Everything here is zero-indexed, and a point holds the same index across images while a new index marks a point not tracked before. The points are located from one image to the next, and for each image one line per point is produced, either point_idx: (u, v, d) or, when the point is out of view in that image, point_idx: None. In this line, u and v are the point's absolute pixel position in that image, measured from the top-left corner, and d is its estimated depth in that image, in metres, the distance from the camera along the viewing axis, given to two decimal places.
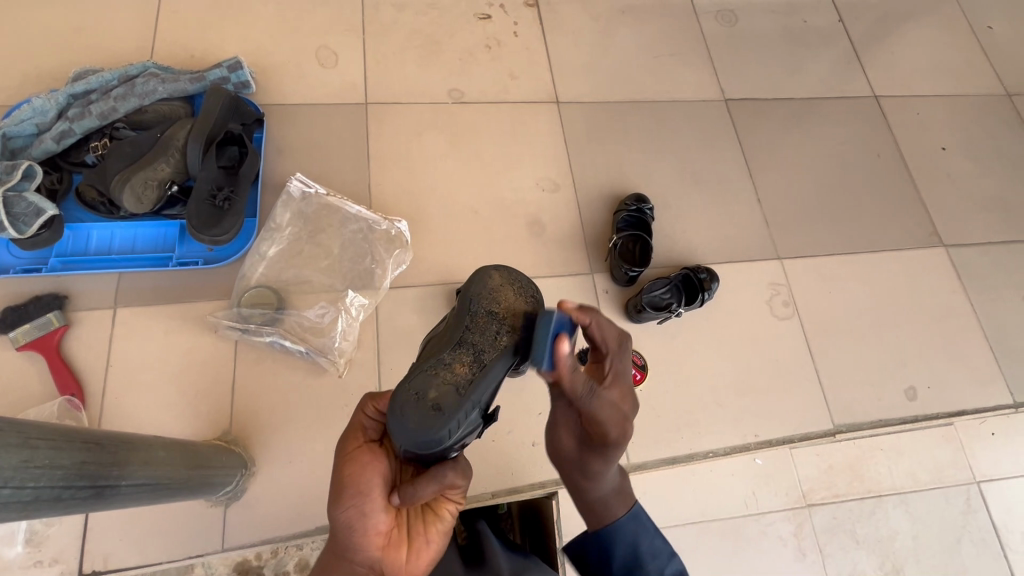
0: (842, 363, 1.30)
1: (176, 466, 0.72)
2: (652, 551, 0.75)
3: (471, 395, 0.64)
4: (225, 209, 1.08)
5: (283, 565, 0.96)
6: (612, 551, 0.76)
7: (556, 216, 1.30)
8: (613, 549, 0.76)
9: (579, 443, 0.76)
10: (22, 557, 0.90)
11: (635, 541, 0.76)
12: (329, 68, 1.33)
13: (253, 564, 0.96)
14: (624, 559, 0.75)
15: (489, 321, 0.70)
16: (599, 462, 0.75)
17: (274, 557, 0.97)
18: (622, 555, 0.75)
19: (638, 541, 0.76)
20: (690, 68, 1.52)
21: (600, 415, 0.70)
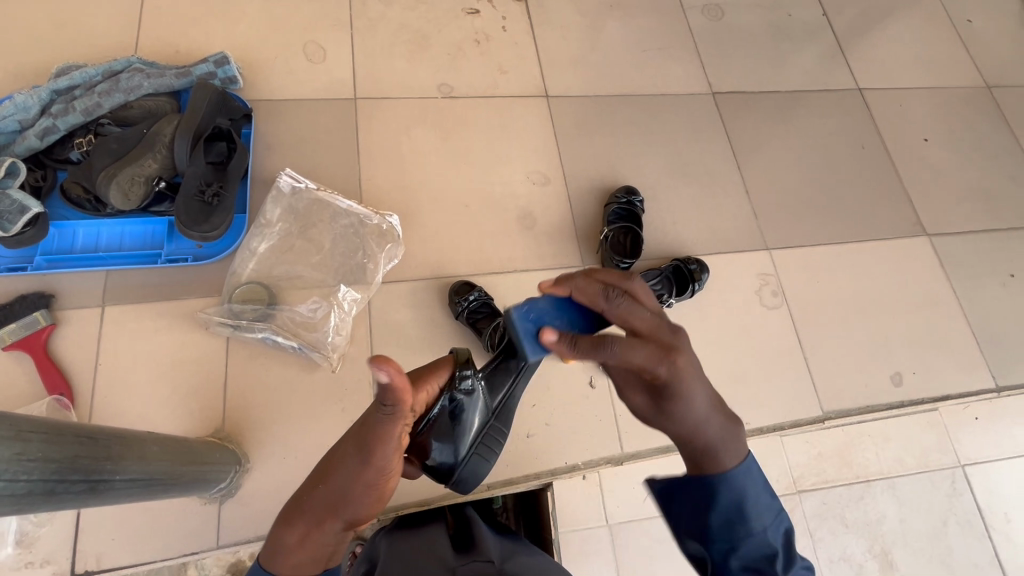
0: (830, 351, 1.32)
1: (169, 461, 0.72)
2: (759, 507, 0.56)
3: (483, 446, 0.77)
4: (214, 205, 1.07)
5: None
6: (712, 504, 0.56)
7: (547, 209, 1.31)
8: (716, 498, 0.56)
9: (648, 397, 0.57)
10: (12, 559, 0.89)
11: (740, 494, 0.56)
12: (317, 64, 1.33)
13: (245, 564, 0.99)
14: (726, 511, 0.56)
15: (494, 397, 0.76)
16: (673, 404, 0.55)
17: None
18: (726, 508, 0.56)
19: (748, 500, 0.56)
20: (678, 62, 1.53)
21: (633, 359, 0.53)
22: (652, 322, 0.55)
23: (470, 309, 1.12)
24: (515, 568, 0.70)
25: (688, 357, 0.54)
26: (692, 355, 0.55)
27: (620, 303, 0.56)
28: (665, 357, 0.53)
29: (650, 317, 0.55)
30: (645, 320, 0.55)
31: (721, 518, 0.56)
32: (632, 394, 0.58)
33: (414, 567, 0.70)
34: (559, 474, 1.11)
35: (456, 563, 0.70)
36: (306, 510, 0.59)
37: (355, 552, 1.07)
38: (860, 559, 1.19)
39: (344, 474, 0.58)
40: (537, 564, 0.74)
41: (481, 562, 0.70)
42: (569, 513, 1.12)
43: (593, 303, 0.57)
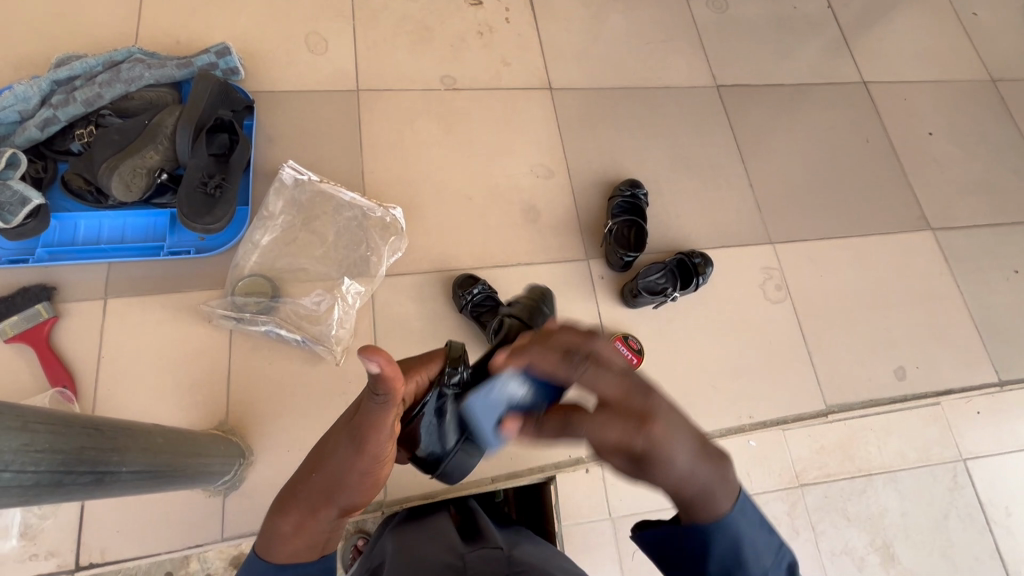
0: (833, 344, 1.32)
1: (174, 453, 0.71)
2: (755, 548, 0.55)
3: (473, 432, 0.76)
4: (216, 197, 1.06)
5: None
6: (708, 552, 0.55)
7: (550, 202, 1.30)
8: (711, 546, 0.55)
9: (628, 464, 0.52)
10: (17, 550, 0.89)
11: (736, 538, 0.54)
12: (319, 55, 1.31)
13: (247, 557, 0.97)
14: (723, 559, 0.54)
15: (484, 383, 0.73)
16: (652, 472, 0.51)
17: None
18: (723, 558, 0.54)
19: (745, 545, 0.55)
20: (682, 54, 1.52)
21: (609, 436, 0.51)
22: (620, 386, 0.51)
23: (474, 303, 1.12)
24: (522, 555, 0.70)
25: (659, 429, 0.50)
26: (665, 425, 0.50)
27: (586, 370, 0.52)
28: (629, 429, 0.50)
29: (617, 382, 0.51)
30: (611, 386, 0.51)
31: (718, 564, 0.54)
32: (611, 460, 0.53)
33: (421, 556, 0.70)
34: (564, 466, 1.13)
35: (464, 550, 0.70)
36: (299, 496, 0.59)
37: (357, 546, 1.05)
38: (862, 553, 1.20)
39: (340, 465, 0.58)
40: (544, 553, 0.73)
41: (489, 550, 0.70)
42: (573, 506, 1.12)
43: (556, 373, 0.52)
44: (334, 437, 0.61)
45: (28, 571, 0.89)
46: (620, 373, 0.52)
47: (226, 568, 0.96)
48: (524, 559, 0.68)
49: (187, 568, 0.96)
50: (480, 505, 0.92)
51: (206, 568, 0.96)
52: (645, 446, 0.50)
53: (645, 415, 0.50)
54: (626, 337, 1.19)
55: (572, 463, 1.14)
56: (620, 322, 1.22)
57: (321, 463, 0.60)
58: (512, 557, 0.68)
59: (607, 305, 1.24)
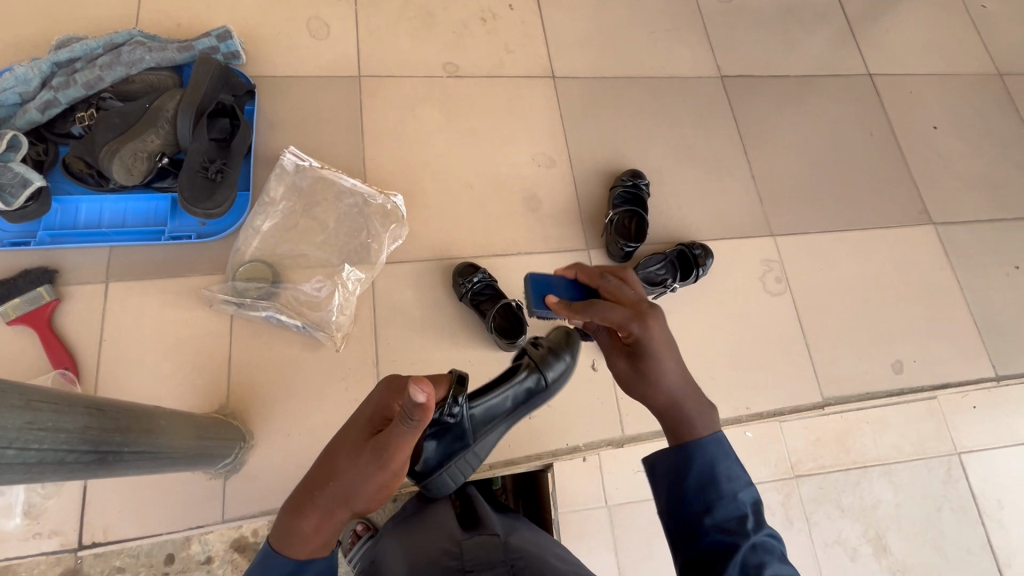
0: (832, 338, 1.32)
1: (176, 435, 0.72)
2: (732, 472, 0.58)
3: (462, 463, 0.87)
4: (218, 181, 1.06)
5: None
6: (687, 468, 0.59)
7: (552, 191, 1.30)
8: (690, 465, 0.59)
9: (628, 365, 0.69)
10: (21, 529, 0.90)
11: (714, 459, 0.59)
12: (321, 40, 1.31)
13: (249, 540, 0.99)
14: (699, 476, 0.58)
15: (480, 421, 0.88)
16: (633, 378, 0.68)
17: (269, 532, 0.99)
18: (700, 473, 0.58)
19: (722, 469, 0.58)
20: (686, 43, 1.51)
21: (612, 320, 0.67)
22: (635, 299, 0.70)
23: (474, 291, 1.12)
24: (519, 541, 0.71)
25: (655, 331, 0.66)
26: (662, 333, 0.66)
27: (614, 283, 0.71)
28: (633, 321, 0.66)
29: (633, 296, 0.70)
30: (630, 296, 0.70)
31: (696, 481, 0.58)
32: (619, 361, 0.70)
33: (420, 543, 0.71)
34: (561, 455, 1.13)
35: (462, 536, 0.71)
36: (313, 505, 0.59)
37: (356, 530, 1.08)
38: (855, 543, 1.21)
39: (357, 477, 0.59)
40: (540, 540, 0.74)
41: (486, 536, 0.71)
42: (569, 493, 1.13)
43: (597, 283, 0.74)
44: (347, 449, 0.60)
45: (32, 549, 0.90)
46: (640, 294, 0.71)
47: (227, 550, 0.99)
48: (521, 546, 0.69)
49: (188, 549, 0.97)
50: (478, 492, 0.93)
51: (208, 549, 0.98)
52: (641, 338, 0.66)
53: (649, 318, 0.66)
54: None
55: (569, 451, 1.14)
56: None
57: (335, 474, 0.60)
58: (508, 544, 0.69)
59: None
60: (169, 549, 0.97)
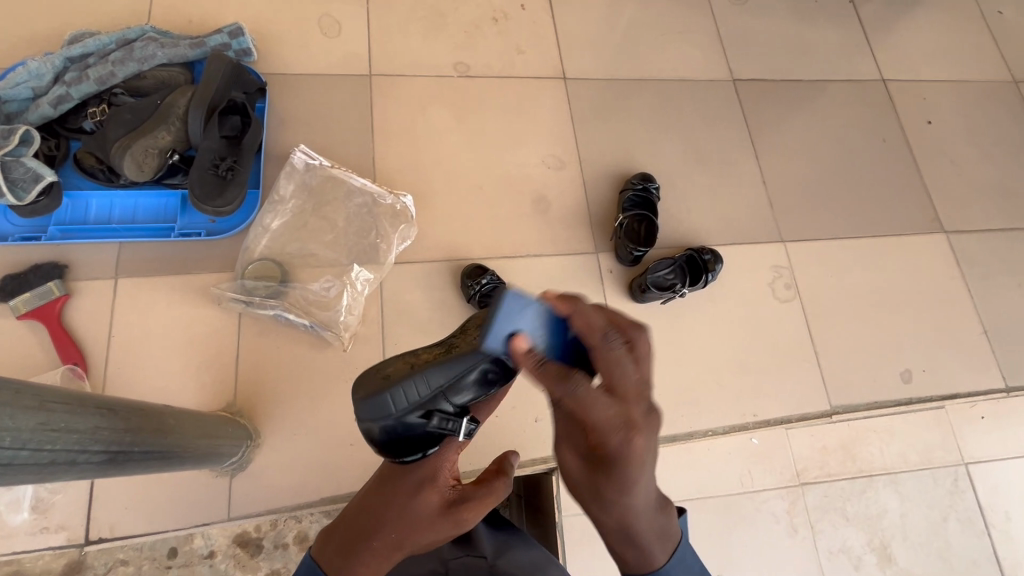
0: (841, 346, 1.31)
1: (185, 434, 0.73)
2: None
3: (466, 359, 0.61)
4: (228, 179, 1.06)
5: (283, 536, 0.97)
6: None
7: (561, 194, 1.29)
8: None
9: (585, 466, 0.58)
10: (28, 523, 0.91)
11: None
12: (332, 38, 1.30)
13: (251, 536, 0.97)
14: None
15: (470, 329, 0.66)
16: (632, 464, 0.55)
17: (273, 529, 0.98)
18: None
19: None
20: (698, 46, 1.50)
21: (602, 411, 0.54)
22: (630, 387, 0.55)
23: (482, 293, 1.11)
24: (506, 564, 0.70)
25: (638, 445, 0.55)
26: (643, 446, 0.55)
27: (586, 393, 0.53)
28: (634, 433, 0.54)
29: (636, 385, 0.55)
30: (631, 383, 0.55)
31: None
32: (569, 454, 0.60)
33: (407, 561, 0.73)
34: None
35: (449, 555, 0.72)
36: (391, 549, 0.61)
37: None
38: (859, 552, 1.20)
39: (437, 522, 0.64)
40: (533, 559, 0.73)
41: (473, 557, 0.71)
42: (573, 497, 1.10)
43: (587, 336, 0.56)
44: (411, 491, 0.65)
45: (39, 543, 0.90)
46: (640, 376, 0.56)
47: (229, 545, 0.96)
48: (507, 570, 0.69)
49: (191, 544, 0.95)
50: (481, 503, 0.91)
51: (211, 544, 0.96)
52: (619, 456, 0.55)
53: (636, 425, 0.54)
54: None
55: None
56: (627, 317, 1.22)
57: (396, 510, 0.63)
58: (493, 568, 0.69)
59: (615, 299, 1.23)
60: (172, 546, 0.95)
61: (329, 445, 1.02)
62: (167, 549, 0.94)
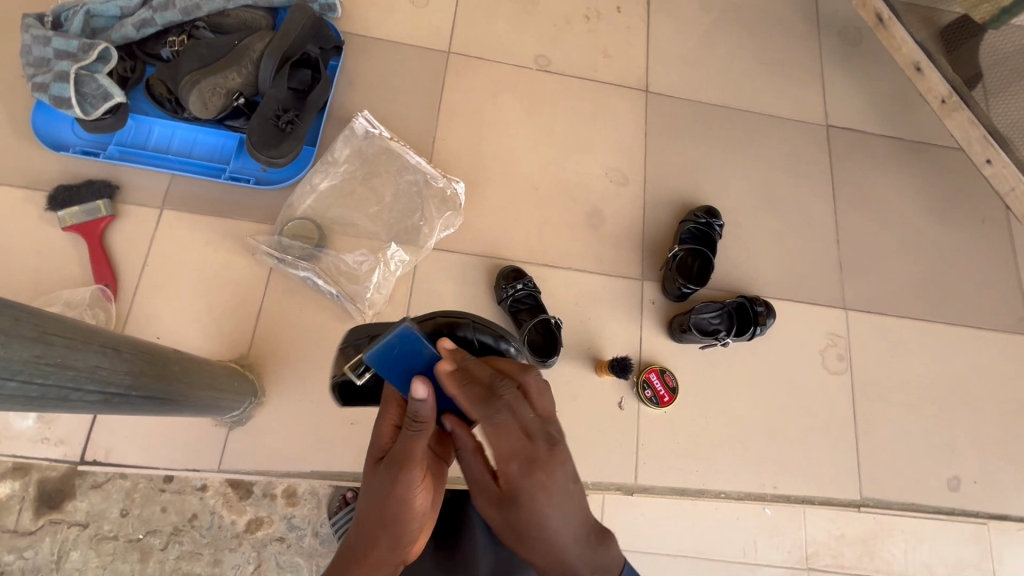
0: (887, 434, 1.19)
1: (189, 383, 0.71)
2: None
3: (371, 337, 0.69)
4: (287, 132, 1.05)
5: (272, 486, 0.96)
6: None
7: (618, 210, 1.23)
8: None
9: (502, 518, 0.51)
10: (32, 430, 0.92)
11: None
12: (420, 8, 1.27)
13: (244, 479, 0.96)
14: None
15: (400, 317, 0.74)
16: (540, 500, 0.49)
17: (265, 477, 0.96)
18: None
19: None
20: (796, 82, 1.40)
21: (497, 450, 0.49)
22: (529, 423, 0.50)
23: (515, 298, 1.08)
24: None
25: (548, 482, 0.49)
26: (558, 483, 0.50)
27: (503, 418, 0.49)
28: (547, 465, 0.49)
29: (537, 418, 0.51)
30: (527, 417, 0.50)
31: None
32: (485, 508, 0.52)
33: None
34: None
35: None
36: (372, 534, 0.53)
37: (344, 497, 0.96)
38: None
39: (392, 482, 0.53)
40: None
41: None
42: None
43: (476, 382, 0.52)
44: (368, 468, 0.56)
45: (38, 452, 0.92)
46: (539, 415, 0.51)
47: (221, 485, 0.95)
48: None
49: (189, 472, 0.95)
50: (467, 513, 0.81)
51: (204, 477, 0.95)
52: (529, 497, 0.49)
53: (542, 459, 0.49)
54: (663, 371, 1.10)
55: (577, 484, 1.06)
56: (660, 354, 1.14)
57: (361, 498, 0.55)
58: None
59: (651, 332, 1.15)
60: (167, 472, 0.94)
61: (329, 419, 1.00)
62: (162, 474, 0.94)
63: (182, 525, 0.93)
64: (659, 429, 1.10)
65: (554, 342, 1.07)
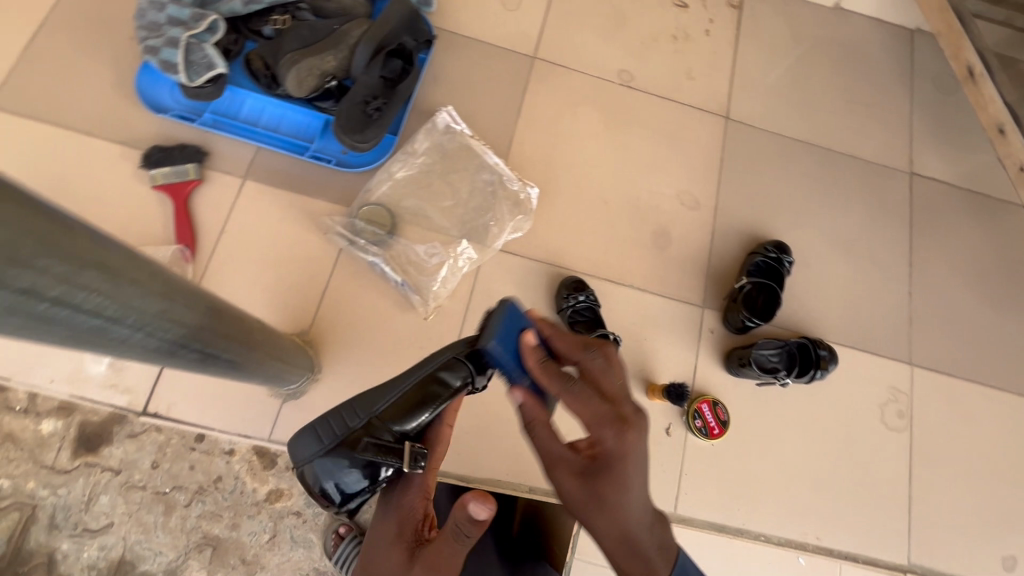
0: (942, 500, 1.13)
1: (264, 353, 0.72)
2: None
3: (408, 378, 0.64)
4: (373, 119, 1.07)
5: None
6: None
7: (686, 234, 1.21)
8: None
9: (585, 483, 0.55)
10: (102, 376, 0.95)
11: None
12: (512, 12, 1.29)
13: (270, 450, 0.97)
14: None
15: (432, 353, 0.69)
16: (630, 463, 0.54)
17: None
18: None
19: None
20: (882, 125, 1.36)
21: (589, 408, 0.56)
22: (617, 389, 0.58)
23: (575, 309, 1.07)
24: None
25: (634, 442, 0.55)
26: (641, 445, 0.56)
27: (581, 386, 0.57)
28: (632, 424, 0.56)
29: (620, 386, 0.58)
30: (614, 385, 0.58)
31: None
32: (565, 477, 0.55)
33: None
34: None
35: None
36: None
37: (337, 532, 0.95)
38: None
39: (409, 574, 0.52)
40: None
41: None
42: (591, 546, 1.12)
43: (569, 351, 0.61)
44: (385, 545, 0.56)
45: (104, 398, 0.95)
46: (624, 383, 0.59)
47: (248, 452, 0.97)
48: None
49: (217, 437, 0.96)
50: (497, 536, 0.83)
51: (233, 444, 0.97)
52: (618, 454, 0.55)
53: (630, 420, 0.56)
54: (716, 403, 1.07)
55: None
56: (714, 385, 1.12)
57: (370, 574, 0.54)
58: None
59: (707, 361, 1.13)
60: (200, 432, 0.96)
61: None
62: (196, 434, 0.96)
63: (207, 485, 0.95)
64: (704, 461, 1.08)
65: None
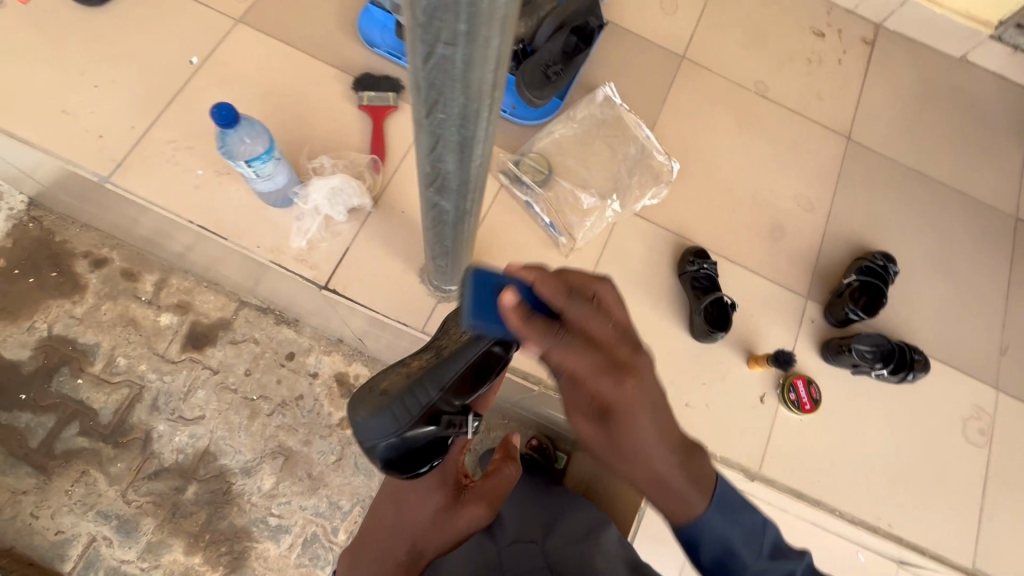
0: (1012, 519, 1.19)
1: (470, 235, 0.87)
2: (733, 549, 0.67)
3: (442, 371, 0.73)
4: (550, 81, 1.23)
5: None
6: (696, 552, 0.67)
7: (799, 232, 1.32)
8: (697, 541, 0.66)
9: (598, 427, 0.57)
10: (296, 250, 1.12)
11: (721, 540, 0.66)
12: (669, 15, 1.45)
13: (347, 379, 1.26)
14: (714, 552, 0.67)
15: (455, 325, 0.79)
16: (635, 408, 0.56)
17: None
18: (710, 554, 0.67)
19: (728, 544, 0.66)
20: (995, 170, 1.45)
21: (580, 365, 0.54)
22: (607, 335, 0.55)
23: (695, 274, 1.19)
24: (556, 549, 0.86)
25: (637, 386, 0.55)
26: (646, 384, 0.56)
27: (573, 340, 0.54)
28: (631, 366, 0.55)
29: (612, 330, 0.56)
30: (606, 331, 0.56)
31: (713, 558, 0.67)
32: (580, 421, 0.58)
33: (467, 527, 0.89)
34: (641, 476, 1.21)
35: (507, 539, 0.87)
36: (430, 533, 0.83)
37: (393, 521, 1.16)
38: None
39: (461, 510, 0.85)
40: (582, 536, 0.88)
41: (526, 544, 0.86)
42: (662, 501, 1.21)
43: (553, 301, 0.56)
44: (433, 489, 0.87)
45: (294, 268, 1.11)
46: (616, 325, 0.56)
47: (330, 376, 1.25)
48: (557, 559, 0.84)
49: (306, 358, 1.26)
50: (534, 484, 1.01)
51: (319, 365, 1.26)
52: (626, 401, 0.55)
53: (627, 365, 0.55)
54: (812, 381, 1.17)
55: None
56: (808, 368, 1.22)
57: (427, 507, 0.85)
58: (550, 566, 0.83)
59: (805, 345, 1.23)
60: (291, 350, 1.25)
61: None
62: (289, 350, 1.25)
63: (289, 400, 1.22)
64: (792, 432, 1.17)
65: (722, 324, 1.17)
